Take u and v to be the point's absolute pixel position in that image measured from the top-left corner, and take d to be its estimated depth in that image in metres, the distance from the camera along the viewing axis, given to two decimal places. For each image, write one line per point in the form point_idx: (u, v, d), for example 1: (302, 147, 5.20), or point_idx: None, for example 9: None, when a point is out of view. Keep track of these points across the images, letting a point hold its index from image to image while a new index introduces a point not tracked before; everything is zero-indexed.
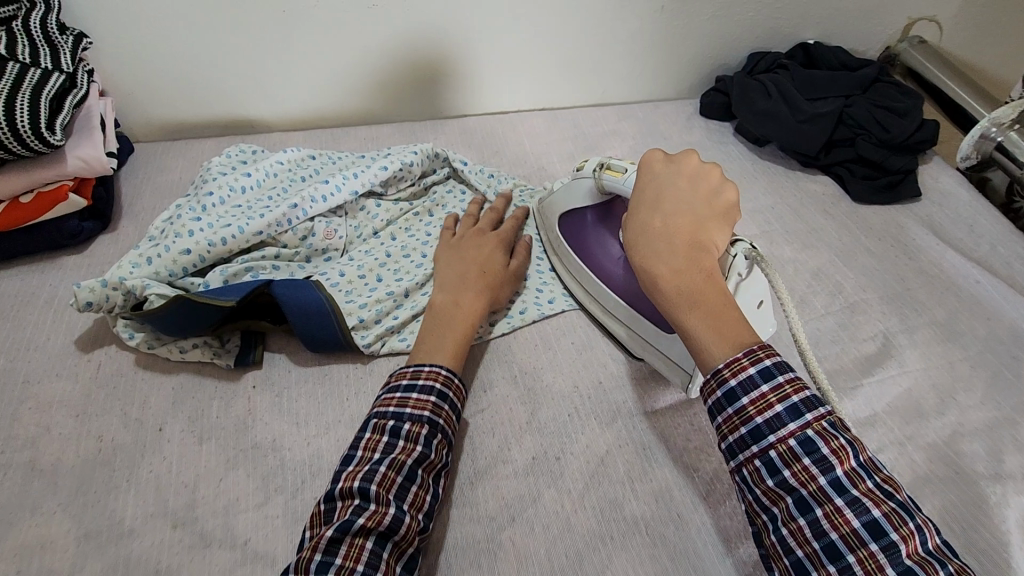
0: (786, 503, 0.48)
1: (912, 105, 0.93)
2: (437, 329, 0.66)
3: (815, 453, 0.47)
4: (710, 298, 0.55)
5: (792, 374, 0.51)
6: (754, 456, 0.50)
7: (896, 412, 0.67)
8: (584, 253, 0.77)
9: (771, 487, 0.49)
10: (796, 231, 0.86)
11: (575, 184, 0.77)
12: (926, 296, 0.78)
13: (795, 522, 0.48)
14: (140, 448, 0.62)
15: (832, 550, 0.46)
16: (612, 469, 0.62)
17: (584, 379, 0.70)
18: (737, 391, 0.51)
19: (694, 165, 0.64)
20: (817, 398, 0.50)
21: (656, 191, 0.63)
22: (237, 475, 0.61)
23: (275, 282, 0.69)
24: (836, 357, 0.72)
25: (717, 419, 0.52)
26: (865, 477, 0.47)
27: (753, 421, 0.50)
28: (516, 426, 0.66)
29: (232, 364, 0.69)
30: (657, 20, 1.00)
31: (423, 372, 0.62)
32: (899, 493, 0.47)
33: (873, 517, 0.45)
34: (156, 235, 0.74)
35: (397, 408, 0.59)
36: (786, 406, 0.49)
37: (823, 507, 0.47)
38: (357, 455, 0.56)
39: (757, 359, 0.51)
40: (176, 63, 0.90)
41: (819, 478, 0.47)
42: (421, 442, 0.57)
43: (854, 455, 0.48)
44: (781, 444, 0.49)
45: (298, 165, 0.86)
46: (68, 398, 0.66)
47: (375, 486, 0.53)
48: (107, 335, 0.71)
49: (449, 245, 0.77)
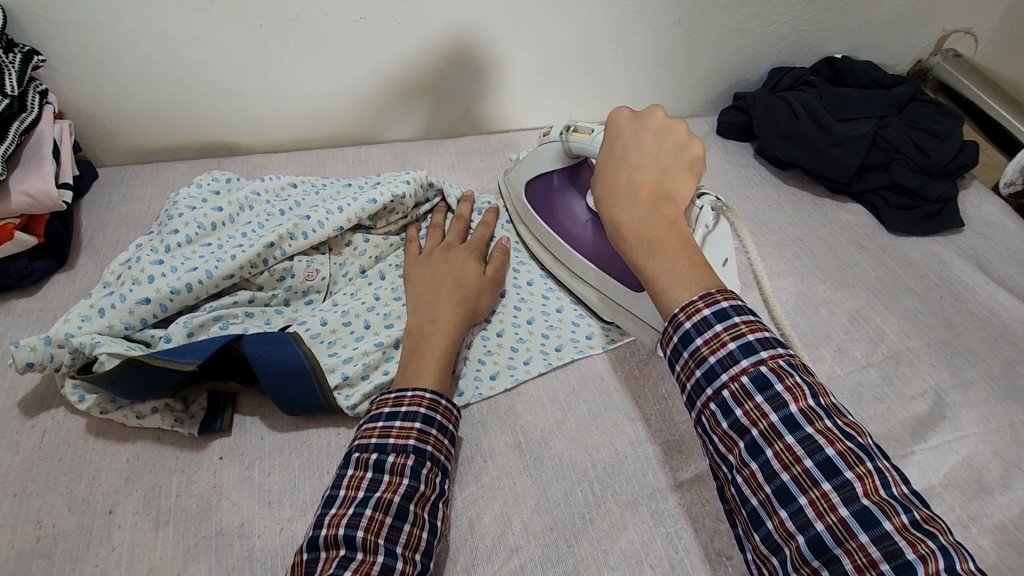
0: (739, 448, 0.43)
1: (953, 127, 0.85)
2: (419, 351, 0.61)
3: (768, 390, 0.43)
4: (672, 243, 0.51)
5: (749, 315, 0.46)
6: (708, 399, 0.45)
7: (955, 486, 0.59)
8: (549, 216, 0.76)
9: (725, 431, 0.44)
10: (829, 268, 0.78)
11: (543, 147, 0.75)
12: (978, 344, 0.70)
13: (749, 468, 0.42)
14: (86, 536, 0.54)
15: (785, 493, 0.40)
16: (634, 559, 0.54)
17: (599, 446, 0.62)
18: (691, 333, 0.46)
19: (660, 118, 0.60)
20: (775, 338, 0.45)
21: (620, 146, 0.59)
22: (198, 569, 0.52)
23: (246, 337, 0.61)
24: (884, 419, 0.63)
25: (674, 367, 0.47)
26: (822, 416, 0.42)
27: (706, 361, 0.45)
28: (521, 505, 0.57)
29: (196, 433, 0.60)
30: (673, 34, 0.92)
31: (406, 397, 0.56)
32: (861, 436, 0.41)
33: (828, 456, 0.40)
34: (112, 281, 0.66)
35: (380, 439, 0.53)
36: (740, 344, 0.44)
37: (775, 446, 0.42)
38: (340, 495, 0.50)
39: (712, 301, 0.46)
40: (145, 82, 0.81)
41: (772, 416, 0.42)
42: (407, 474, 0.51)
43: (812, 395, 0.43)
44: (734, 383, 0.44)
45: (277, 195, 0.78)
46: (5, 473, 0.57)
47: (361, 532, 0.47)
48: (55, 396, 0.62)
49: (422, 262, 0.71)
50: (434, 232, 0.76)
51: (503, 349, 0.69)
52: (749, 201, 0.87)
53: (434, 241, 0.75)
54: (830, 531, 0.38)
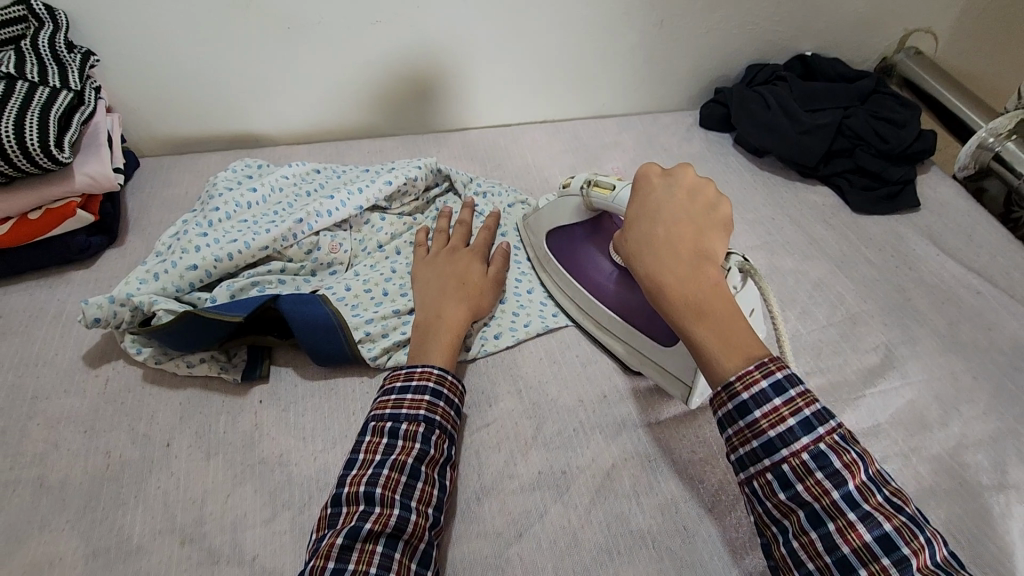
0: (797, 516, 0.48)
1: (911, 116, 0.94)
2: (427, 341, 0.67)
3: (828, 467, 0.47)
4: (718, 310, 0.54)
5: (803, 388, 0.50)
6: (766, 469, 0.49)
7: (899, 423, 0.67)
8: (574, 268, 0.78)
9: (782, 500, 0.48)
10: (796, 242, 0.87)
11: (563, 201, 0.76)
12: (926, 306, 0.79)
13: (807, 536, 0.47)
14: (148, 464, 0.63)
15: (845, 563, 0.46)
16: (618, 483, 0.62)
17: (589, 393, 0.70)
18: (749, 405, 0.50)
19: (691, 176, 0.63)
20: (828, 412, 0.49)
21: (655, 204, 0.61)
22: (245, 490, 0.61)
23: (281, 297, 0.70)
24: (839, 369, 0.72)
25: (728, 431, 0.51)
26: (874, 491, 0.47)
27: (765, 434, 0.49)
28: (521, 441, 0.66)
29: (239, 379, 0.69)
30: (658, 35, 1.01)
31: (416, 373, 0.63)
32: (907, 507, 0.47)
33: (885, 531, 0.45)
34: (162, 251, 0.75)
35: (394, 410, 0.60)
36: (799, 420, 0.48)
37: (836, 521, 0.46)
38: (359, 458, 0.57)
39: (767, 372, 0.50)
40: (182, 81, 0.91)
41: (833, 492, 0.47)
42: (419, 439, 0.58)
43: (865, 470, 0.48)
44: (794, 458, 0.48)
45: (303, 179, 0.87)
46: (76, 414, 0.66)
47: (380, 488, 0.54)
48: (114, 349, 0.72)
49: (429, 261, 0.77)
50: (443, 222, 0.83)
51: (506, 314, 0.78)
52: (727, 185, 0.96)
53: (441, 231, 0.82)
54: None
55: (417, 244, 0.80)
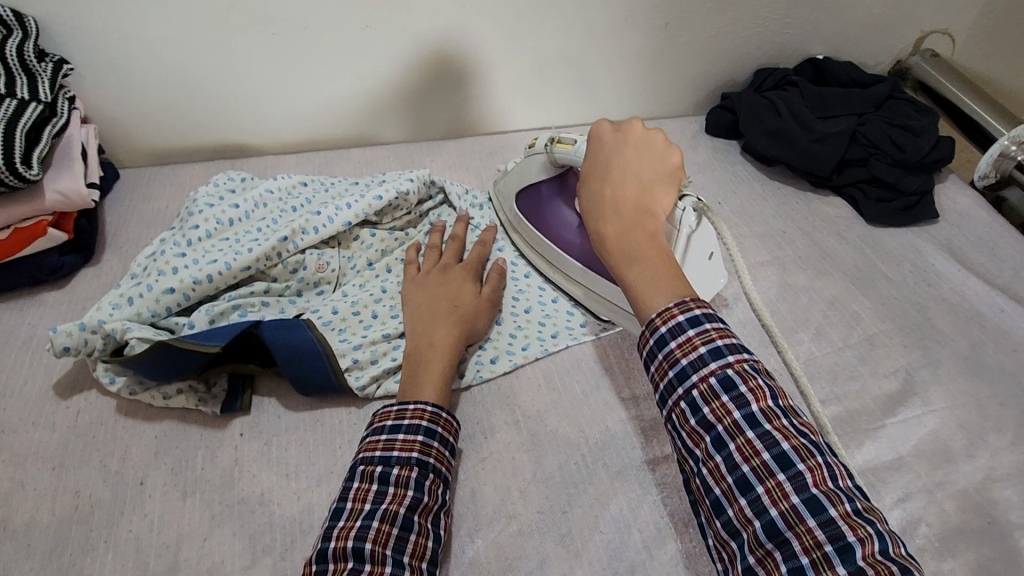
0: (705, 443, 0.47)
1: (928, 123, 0.89)
2: (416, 371, 0.63)
3: (733, 391, 0.46)
4: (653, 253, 0.55)
5: (720, 322, 0.49)
6: (679, 398, 0.48)
7: (922, 456, 0.63)
8: (541, 225, 0.80)
9: (693, 427, 0.47)
10: (808, 257, 0.83)
11: (530, 160, 0.79)
12: (948, 326, 0.75)
13: (713, 461, 0.46)
14: (120, 505, 0.58)
15: (744, 483, 0.44)
16: (623, 523, 0.58)
17: (591, 422, 0.66)
18: (666, 337, 0.49)
19: (639, 132, 0.64)
20: (742, 343, 0.48)
21: (604, 160, 0.63)
22: (223, 533, 0.57)
23: (263, 323, 0.65)
24: (857, 396, 0.68)
25: (649, 367, 0.50)
26: (779, 414, 0.45)
27: (679, 362, 0.48)
28: (519, 476, 0.62)
29: (219, 412, 0.65)
30: (663, 37, 0.97)
31: (409, 411, 0.58)
32: (814, 434, 0.45)
33: (783, 450, 0.44)
34: (138, 272, 0.71)
35: (384, 452, 0.56)
36: (710, 348, 0.47)
37: (737, 441, 0.45)
38: (347, 508, 0.53)
39: (686, 308, 0.49)
40: (162, 89, 0.87)
41: (735, 413, 0.46)
42: (412, 486, 0.54)
43: (771, 395, 0.46)
44: (703, 383, 0.47)
45: (289, 193, 0.83)
46: (44, 449, 0.62)
47: (369, 544, 0.50)
48: (86, 379, 0.67)
49: (418, 282, 0.73)
50: (435, 236, 0.79)
51: (502, 336, 0.73)
52: (735, 196, 0.92)
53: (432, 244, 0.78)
54: (782, 517, 0.42)
55: (407, 261, 0.76)
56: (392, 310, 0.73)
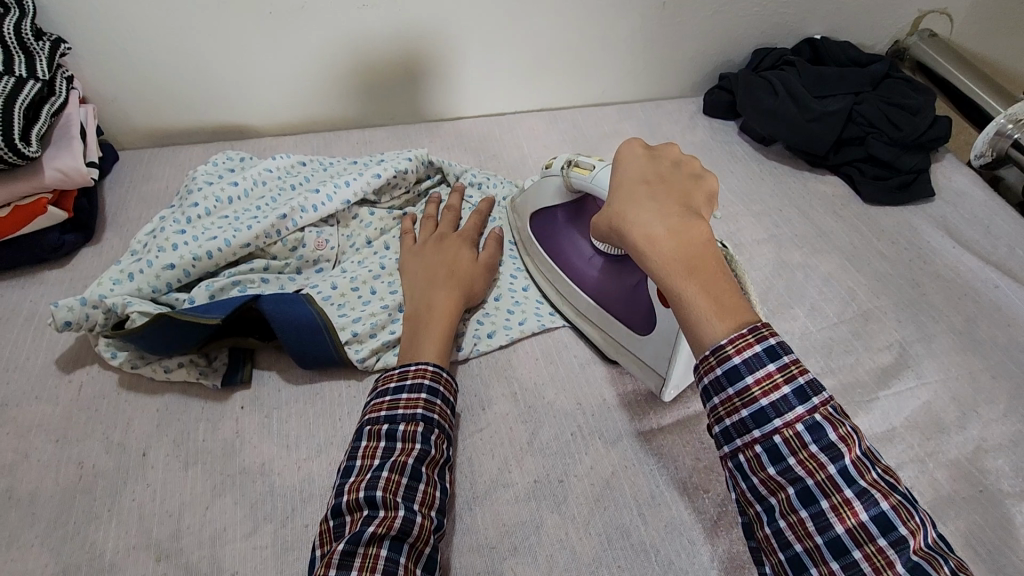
0: (787, 493, 0.44)
1: (925, 102, 0.90)
2: (417, 334, 0.64)
3: (823, 440, 0.43)
4: (709, 266, 0.50)
5: (796, 357, 0.46)
6: (754, 441, 0.45)
7: (914, 427, 0.64)
8: (553, 251, 0.76)
9: (772, 475, 0.44)
10: (804, 235, 0.83)
11: (545, 182, 0.74)
12: (942, 301, 0.75)
13: (796, 514, 0.43)
14: (123, 474, 0.59)
15: (837, 545, 0.42)
16: (618, 492, 0.59)
17: (588, 396, 0.67)
18: (740, 369, 0.45)
19: (675, 152, 0.61)
20: (821, 383, 0.46)
21: (640, 168, 0.59)
22: (225, 502, 0.58)
23: (263, 296, 0.66)
24: (851, 369, 0.68)
25: (713, 400, 0.47)
26: (870, 468, 0.43)
27: (756, 401, 0.45)
28: (516, 447, 0.62)
29: (220, 385, 0.66)
30: (660, 17, 0.97)
31: (410, 372, 0.59)
32: (902, 486, 0.43)
33: (881, 510, 0.41)
34: (139, 249, 0.72)
35: (390, 411, 0.57)
36: (794, 388, 0.45)
37: (831, 497, 0.42)
38: (356, 465, 0.54)
39: (761, 335, 0.46)
40: (161, 69, 0.87)
41: (828, 466, 0.43)
42: (418, 440, 0.55)
43: (860, 445, 0.44)
44: (787, 429, 0.44)
45: (288, 172, 0.83)
46: (48, 421, 0.63)
47: (380, 492, 0.51)
48: (88, 354, 0.68)
49: (416, 251, 0.75)
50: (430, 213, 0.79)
51: (500, 311, 0.74)
52: (732, 176, 0.92)
53: (428, 220, 0.79)
54: None
55: (405, 238, 0.77)
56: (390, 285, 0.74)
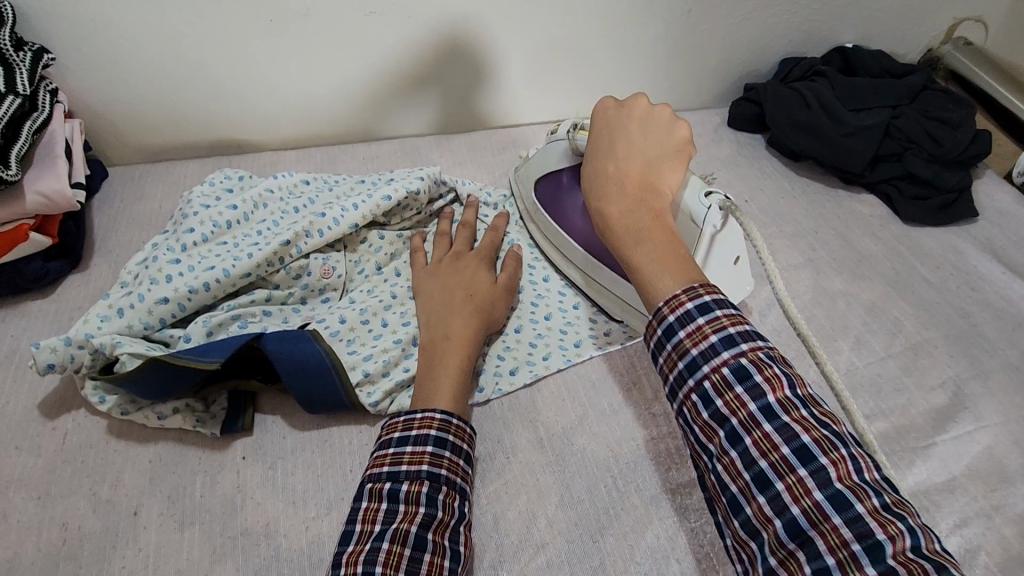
0: (719, 437, 0.42)
1: (967, 117, 0.85)
2: (430, 369, 0.58)
3: (748, 380, 0.41)
4: (657, 233, 0.51)
5: (731, 308, 0.45)
6: (690, 391, 0.43)
7: (977, 477, 0.59)
8: (557, 215, 0.74)
9: (704, 421, 0.42)
10: (843, 260, 0.78)
11: (551, 147, 0.73)
12: (995, 333, 0.70)
13: (727, 456, 0.41)
14: (112, 537, 0.54)
15: (762, 480, 0.39)
16: (659, 553, 0.54)
17: (621, 441, 0.61)
18: (673, 325, 0.44)
19: (644, 105, 0.60)
20: (756, 330, 0.44)
21: (608, 136, 0.59)
22: (226, 569, 0.52)
23: (266, 334, 0.60)
24: (904, 410, 0.63)
25: (656, 359, 0.46)
26: (799, 405, 0.41)
27: (688, 352, 0.44)
28: (545, 501, 0.57)
29: (218, 432, 0.60)
30: (685, 26, 0.91)
31: (416, 420, 0.53)
32: (837, 424, 0.41)
33: (803, 443, 0.39)
34: (130, 280, 0.66)
35: (392, 467, 0.51)
36: (721, 335, 0.43)
37: (752, 434, 0.40)
38: (356, 531, 0.48)
39: (696, 295, 0.45)
40: (153, 81, 0.81)
41: (751, 405, 0.41)
42: (423, 501, 0.49)
43: (790, 384, 0.41)
44: (715, 374, 0.42)
45: (290, 192, 0.77)
46: (29, 475, 0.57)
47: (380, 567, 0.45)
48: (74, 397, 0.62)
49: (429, 273, 0.69)
50: (442, 237, 0.74)
51: (522, 345, 0.68)
52: (762, 194, 0.87)
53: (440, 243, 0.73)
54: (805, 515, 0.38)
55: (416, 264, 0.71)
56: (403, 315, 0.68)
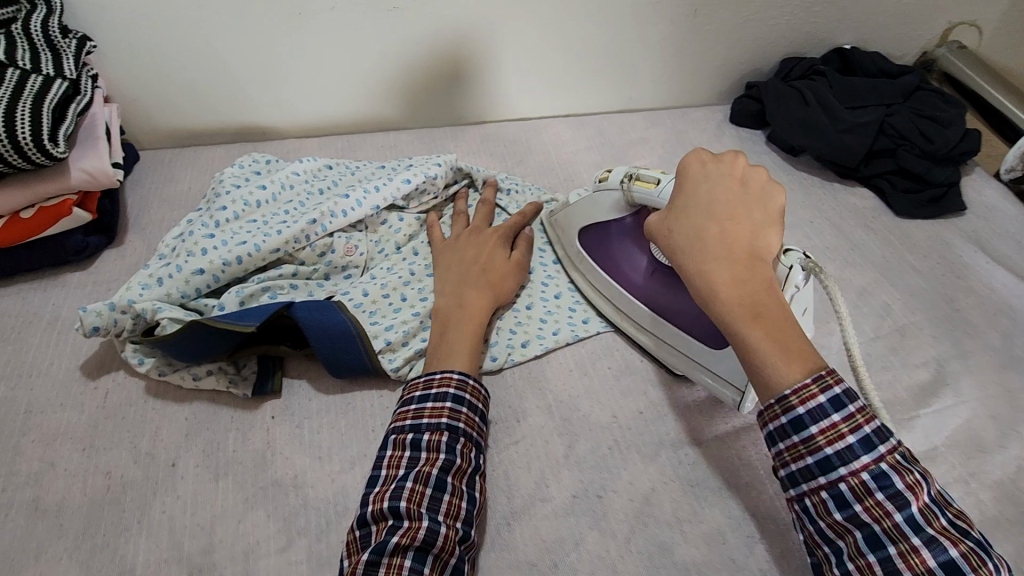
0: (854, 537, 0.45)
1: (957, 115, 0.89)
2: (446, 334, 0.63)
3: (889, 488, 0.44)
4: (772, 310, 0.49)
5: (861, 404, 0.47)
6: (820, 487, 0.46)
7: (956, 447, 0.63)
8: (611, 268, 0.73)
9: (838, 520, 0.45)
10: (836, 248, 0.83)
11: (599, 197, 0.71)
12: (978, 317, 0.75)
13: (864, 558, 0.44)
14: (152, 485, 0.58)
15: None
16: (659, 508, 0.58)
17: (624, 409, 0.66)
18: (805, 419, 0.46)
19: (743, 166, 0.57)
20: (887, 430, 0.46)
21: (705, 194, 0.56)
22: (257, 515, 0.57)
23: (296, 304, 0.65)
24: (890, 386, 0.67)
25: (778, 445, 0.48)
26: (937, 514, 0.44)
27: (822, 451, 0.46)
28: (553, 460, 0.61)
29: (249, 393, 0.64)
30: (690, 26, 0.96)
31: (435, 380, 0.58)
32: (970, 530, 0.44)
33: (950, 557, 0.42)
34: (167, 253, 0.70)
35: (414, 420, 0.55)
36: (859, 438, 0.45)
37: (898, 544, 0.43)
38: (382, 474, 0.53)
39: (827, 387, 0.46)
40: (185, 70, 0.85)
41: (895, 514, 0.44)
42: (443, 449, 0.54)
43: (928, 491, 0.44)
44: (853, 478, 0.45)
45: (315, 176, 0.82)
46: (73, 430, 0.61)
47: (404, 502, 0.50)
48: (114, 360, 0.67)
49: (449, 249, 0.73)
50: (457, 218, 0.78)
51: (532, 320, 0.73)
52: None
53: (456, 223, 0.78)
54: None
55: (433, 243, 0.76)
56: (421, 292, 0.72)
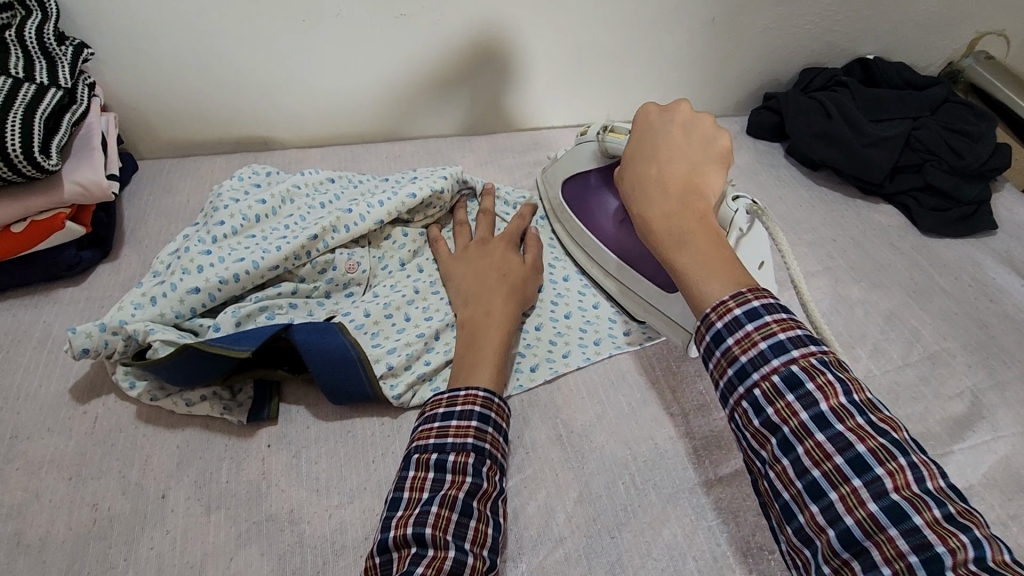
0: (769, 443, 0.41)
1: (987, 129, 0.85)
2: (472, 346, 0.60)
3: (799, 388, 0.41)
4: (704, 235, 0.50)
5: (782, 313, 0.44)
6: (740, 397, 0.43)
7: (995, 485, 0.59)
8: (586, 216, 0.78)
9: (757, 428, 0.42)
10: (862, 268, 0.79)
11: (580, 147, 0.77)
12: (1013, 344, 0.71)
13: (779, 464, 0.41)
14: (140, 519, 0.55)
15: (815, 489, 0.39)
16: (677, 550, 0.54)
17: (639, 440, 0.62)
18: (723, 333, 0.44)
19: (687, 112, 0.60)
20: (808, 336, 0.43)
21: (649, 142, 0.59)
22: (251, 553, 0.53)
23: (295, 326, 0.62)
24: (921, 418, 0.64)
25: (707, 365, 0.46)
26: (854, 413, 0.40)
27: (738, 360, 0.43)
28: (563, 496, 0.58)
29: (244, 421, 0.61)
30: (708, 34, 0.93)
31: (460, 397, 0.54)
32: (897, 431, 0.39)
33: (858, 453, 0.38)
34: (162, 270, 0.67)
35: (438, 439, 0.52)
36: (771, 343, 0.42)
37: (805, 444, 0.40)
38: (404, 497, 0.49)
39: (744, 300, 0.44)
40: (186, 77, 0.83)
41: (802, 413, 0.40)
42: (470, 472, 0.50)
43: (844, 392, 0.40)
44: (765, 382, 0.42)
45: (317, 189, 0.79)
46: (59, 457, 0.58)
47: (430, 529, 0.46)
48: (104, 382, 0.64)
49: (459, 260, 0.71)
50: (462, 233, 0.75)
51: (542, 342, 0.69)
52: (780, 201, 0.88)
53: (461, 239, 0.75)
54: (859, 526, 0.37)
55: (440, 258, 0.73)
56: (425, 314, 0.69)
